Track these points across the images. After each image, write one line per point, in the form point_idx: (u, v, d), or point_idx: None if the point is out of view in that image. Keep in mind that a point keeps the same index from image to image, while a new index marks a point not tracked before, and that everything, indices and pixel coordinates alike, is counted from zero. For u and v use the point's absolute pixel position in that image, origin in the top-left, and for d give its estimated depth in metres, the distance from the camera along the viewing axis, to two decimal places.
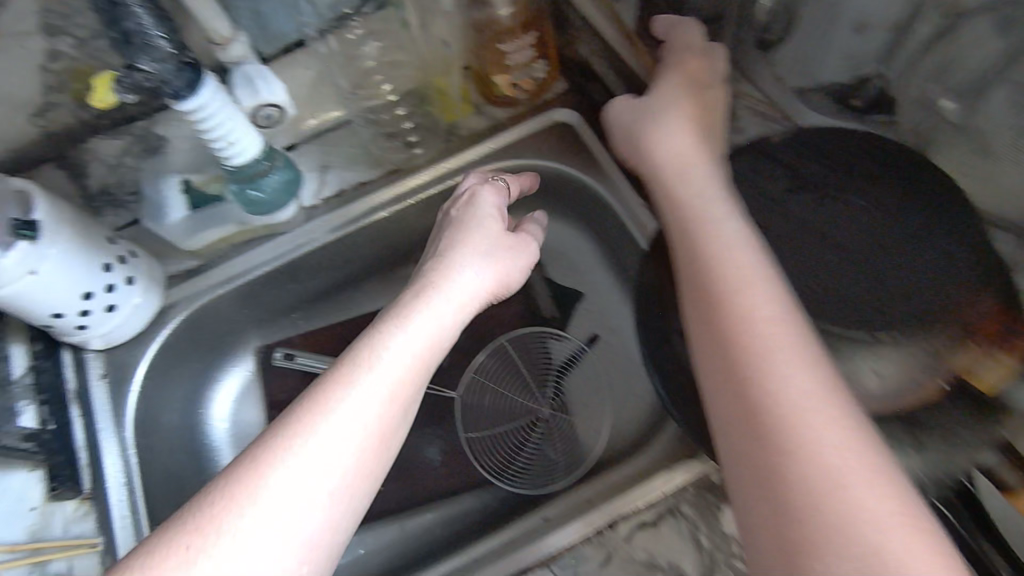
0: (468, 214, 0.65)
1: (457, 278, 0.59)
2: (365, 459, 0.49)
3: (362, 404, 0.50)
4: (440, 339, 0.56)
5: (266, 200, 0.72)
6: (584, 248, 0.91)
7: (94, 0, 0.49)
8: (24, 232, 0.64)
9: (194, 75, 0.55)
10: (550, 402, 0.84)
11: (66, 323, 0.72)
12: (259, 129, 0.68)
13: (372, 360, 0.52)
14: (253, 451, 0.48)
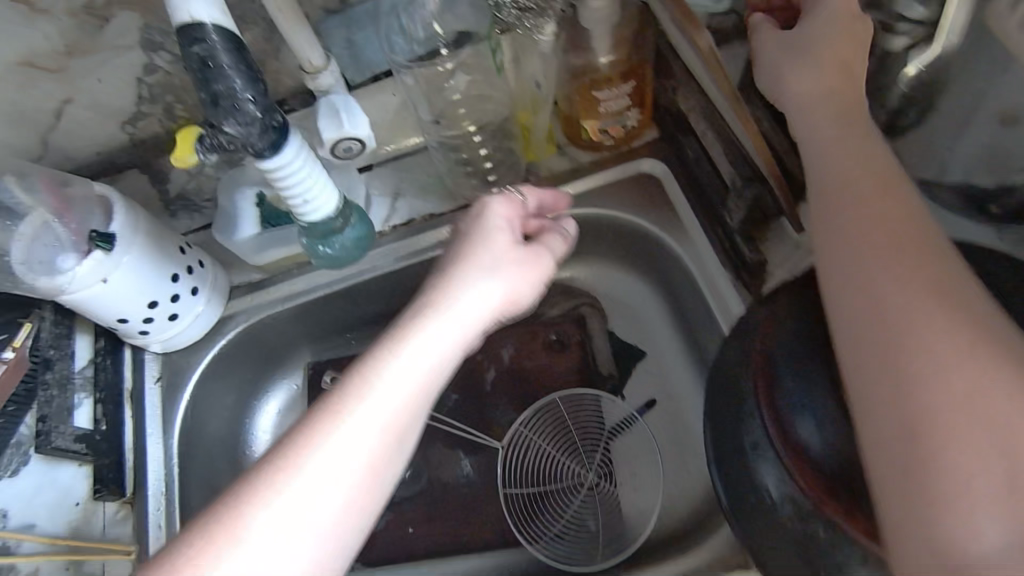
0: (479, 227, 0.59)
1: (459, 299, 0.55)
2: (356, 497, 0.48)
3: (349, 439, 0.49)
4: (442, 367, 0.53)
5: (335, 256, 0.69)
6: (654, 309, 0.85)
7: (187, 58, 0.46)
8: (99, 241, 0.65)
9: (277, 137, 0.53)
10: (597, 468, 0.79)
11: (130, 328, 0.73)
12: (338, 161, 0.66)
13: (364, 389, 0.50)
14: (244, 483, 0.48)
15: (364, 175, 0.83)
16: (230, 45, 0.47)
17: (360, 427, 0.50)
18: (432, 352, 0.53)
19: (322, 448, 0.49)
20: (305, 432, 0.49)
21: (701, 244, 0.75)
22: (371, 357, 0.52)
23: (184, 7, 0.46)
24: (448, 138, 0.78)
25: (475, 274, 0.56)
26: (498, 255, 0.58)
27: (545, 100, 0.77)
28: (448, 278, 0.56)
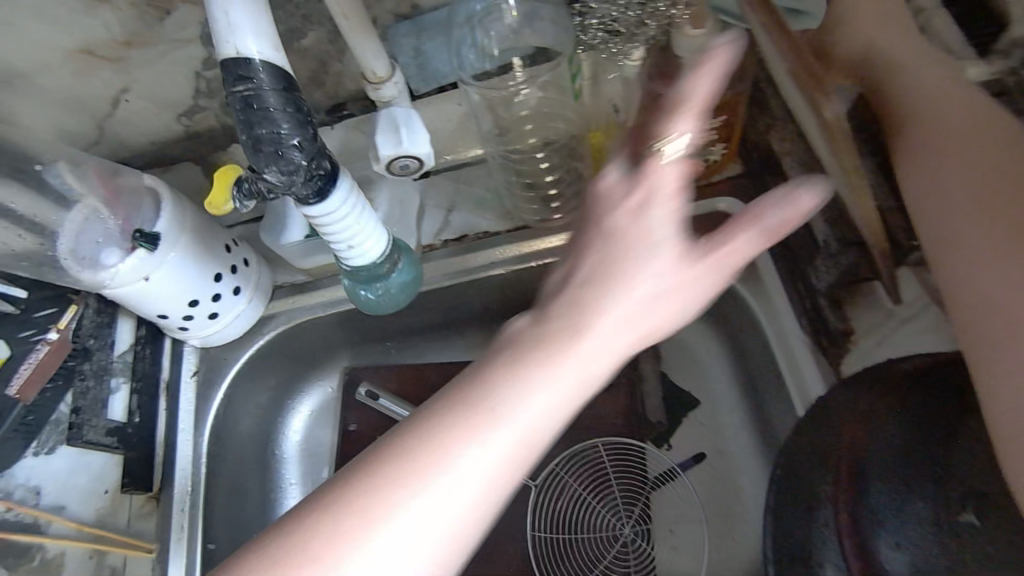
0: (619, 233, 0.41)
1: (602, 329, 0.40)
2: (430, 574, 0.37)
3: (439, 504, 0.37)
4: (562, 419, 0.39)
5: (377, 301, 0.65)
6: (715, 358, 0.79)
7: (230, 101, 0.42)
8: (143, 241, 0.63)
9: (324, 184, 0.50)
10: (634, 523, 0.73)
11: (170, 323, 0.72)
12: (393, 178, 0.61)
13: (463, 441, 0.38)
14: (295, 529, 0.37)
15: (420, 183, 0.78)
16: (280, 85, 0.43)
17: (433, 505, 0.37)
18: (539, 416, 0.38)
19: (377, 530, 0.36)
20: (356, 501, 0.37)
21: (780, 302, 0.68)
22: (455, 412, 0.38)
23: (230, 42, 0.42)
24: (510, 154, 0.72)
25: (606, 314, 0.40)
26: (644, 285, 0.40)
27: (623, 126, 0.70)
28: (568, 311, 0.40)
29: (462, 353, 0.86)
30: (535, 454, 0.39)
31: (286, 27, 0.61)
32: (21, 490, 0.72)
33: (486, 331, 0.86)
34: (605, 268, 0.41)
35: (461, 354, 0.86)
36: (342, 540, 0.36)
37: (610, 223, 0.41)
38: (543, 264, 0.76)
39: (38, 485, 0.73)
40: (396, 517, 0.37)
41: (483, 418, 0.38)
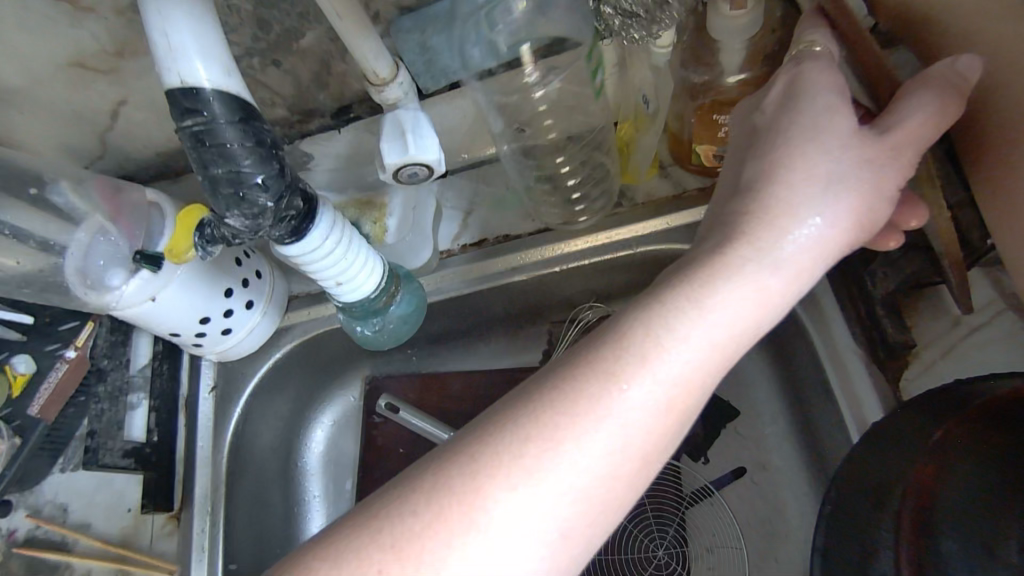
0: (766, 180, 0.38)
1: (795, 230, 0.37)
2: (607, 497, 0.34)
3: (626, 419, 0.34)
4: (751, 330, 0.36)
5: (377, 330, 0.65)
6: (758, 366, 0.72)
7: (180, 139, 0.39)
8: (145, 262, 0.60)
9: (298, 223, 0.47)
10: (668, 547, 0.68)
11: (183, 340, 0.70)
12: (402, 187, 0.57)
13: (648, 351, 0.34)
14: (466, 455, 0.34)
15: (436, 183, 0.74)
16: (235, 117, 0.39)
17: (575, 474, 0.33)
18: (690, 375, 0.35)
19: (533, 478, 0.33)
20: (487, 463, 0.33)
21: (830, 306, 0.61)
22: (598, 369, 0.34)
23: (173, 67, 0.38)
24: (524, 155, 0.67)
25: (762, 263, 0.36)
26: (801, 239, 0.37)
27: (655, 120, 0.63)
28: (720, 258, 0.36)
29: (486, 360, 0.82)
30: (684, 421, 0.35)
31: (283, 27, 0.56)
32: (49, 507, 0.73)
33: (512, 337, 0.81)
34: (757, 218, 0.37)
35: (486, 360, 0.82)
36: (478, 503, 0.33)
37: (762, 162, 0.39)
38: (567, 269, 0.70)
39: (65, 502, 0.73)
40: (538, 485, 0.33)
41: (632, 376, 0.34)
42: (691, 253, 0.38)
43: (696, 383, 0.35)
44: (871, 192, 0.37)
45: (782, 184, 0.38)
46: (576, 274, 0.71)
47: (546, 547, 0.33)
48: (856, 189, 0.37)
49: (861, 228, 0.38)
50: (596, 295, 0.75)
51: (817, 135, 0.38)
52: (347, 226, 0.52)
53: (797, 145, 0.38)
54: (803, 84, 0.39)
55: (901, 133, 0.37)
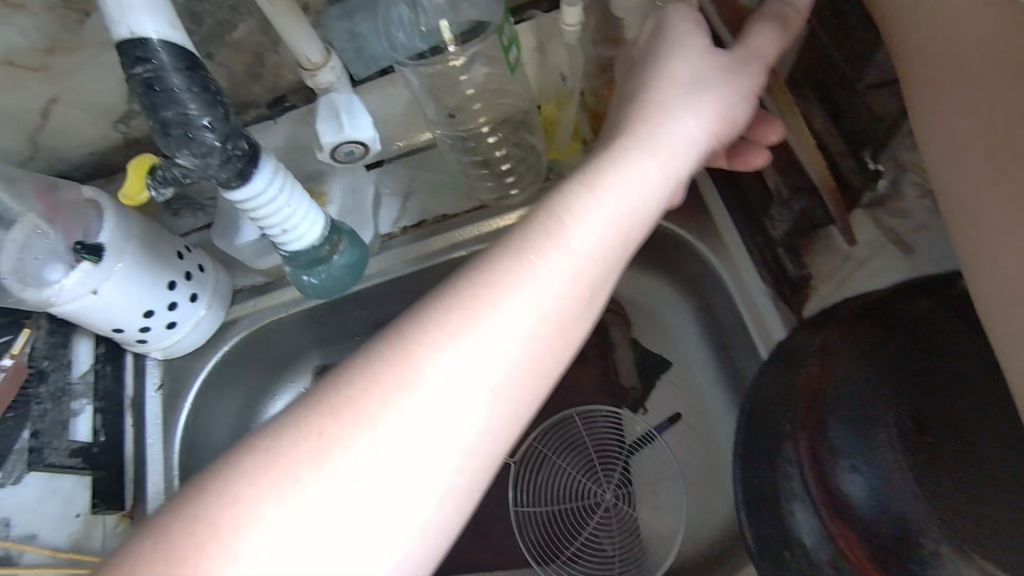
0: (643, 94, 0.43)
1: (669, 127, 0.42)
2: (532, 357, 0.36)
3: (543, 284, 0.36)
4: (645, 211, 0.40)
5: (320, 282, 0.64)
6: (686, 322, 0.78)
7: (129, 83, 0.40)
8: (86, 253, 0.61)
9: (245, 165, 0.48)
10: (615, 488, 0.74)
11: (127, 336, 0.70)
12: (339, 165, 0.60)
13: (557, 226, 0.38)
14: (400, 329, 0.35)
15: (373, 172, 0.76)
16: (182, 64, 0.41)
17: (501, 334, 0.35)
18: (597, 243, 0.38)
19: (462, 341, 0.34)
20: (414, 332, 0.35)
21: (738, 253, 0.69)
22: (512, 245, 0.37)
23: (123, 21, 0.39)
24: (462, 138, 0.71)
25: (646, 155, 0.41)
26: (677, 135, 0.42)
27: (572, 95, 0.69)
28: (609, 153, 0.41)
29: None
30: (596, 290, 0.38)
31: (216, 20, 0.58)
32: None
33: None
34: (636, 120, 0.42)
35: None
36: (409, 365, 0.34)
37: (637, 82, 0.45)
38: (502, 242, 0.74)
39: (8, 515, 0.66)
40: (464, 345, 0.34)
41: (543, 249, 0.37)
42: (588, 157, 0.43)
43: (604, 256, 0.38)
44: (729, 94, 0.44)
45: (656, 90, 0.43)
46: None
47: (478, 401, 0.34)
48: (713, 94, 0.43)
49: (726, 123, 0.44)
50: None
51: (677, 54, 0.44)
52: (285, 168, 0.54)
53: (663, 64, 0.44)
54: (666, 20, 0.46)
55: (746, 48, 0.45)
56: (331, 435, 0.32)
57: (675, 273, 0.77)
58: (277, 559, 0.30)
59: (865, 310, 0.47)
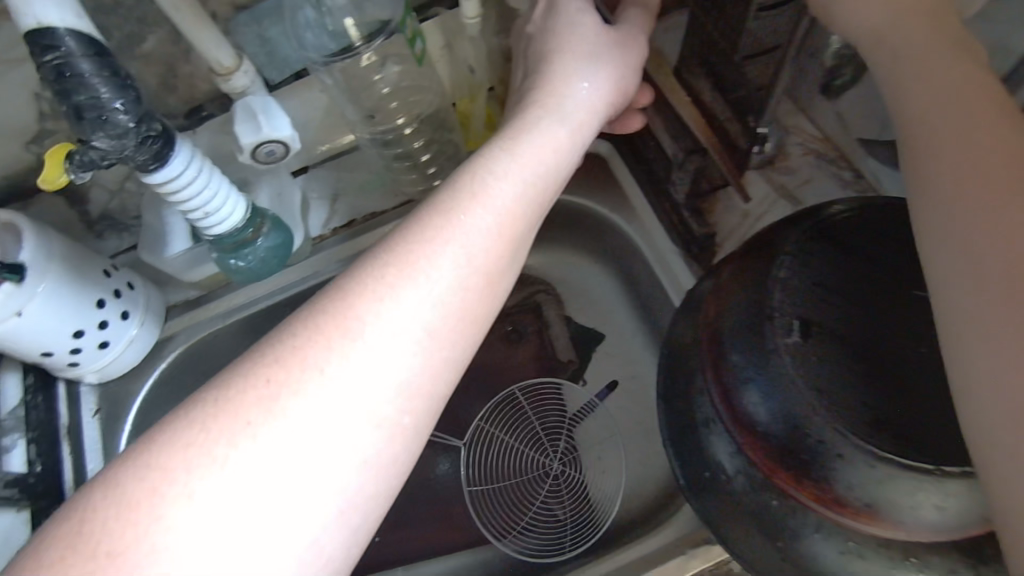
0: (545, 65, 0.48)
1: (570, 96, 0.47)
2: (464, 302, 0.39)
3: (469, 235, 0.40)
4: (555, 170, 0.45)
5: (249, 266, 0.70)
6: (613, 294, 0.83)
7: (38, 70, 0.40)
8: (6, 274, 0.60)
9: (162, 149, 0.49)
10: (561, 456, 0.78)
11: (57, 360, 0.69)
12: (261, 166, 0.62)
13: (479, 185, 0.41)
14: (338, 283, 0.38)
15: (298, 178, 0.78)
16: (91, 51, 0.41)
17: (434, 282, 0.38)
18: (514, 200, 0.42)
19: (400, 289, 0.37)
20: (353, 285, 0.37)
21: (650, 221, 0.75)
22: (437, 203, 0.41)
23: (29, 12, 0.39)
24: (381, 134, 0.73)
25: (550, 121, 0.46)
26: (578, 101, 0.47)
27: (481, 87, 0.73)
28: (519, 122, 0.45)
29: None
30: (515, 244, 0.42)
31: (124, 33, 0.58)
32: None
33: None
34: (542, 89, 0.47)
35: None
36: (350, 314, 0.36)
37: (538, 57, 0.49)
38: None
39: None
40: (401, 295, 0.37)
41: (470, 206, 0.40)
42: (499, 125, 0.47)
43: (521, 211, 0.43)
44: (622, 65, 0.49)
45: (559, 63, 0.48)
46: None
47: (415, 343, 0.37)
48: (610, 64, 0.49)
49: (619, 90, 0.50)
50: None
51: (575, 27, 0.49)
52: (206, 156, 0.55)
53: (561, 38, 0.49)
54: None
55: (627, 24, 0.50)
56: (280, 379, 0.34)
57: (597, 249, 0.83)
58: (227, 496, 0.32)
59: (750, 247, 0.50)
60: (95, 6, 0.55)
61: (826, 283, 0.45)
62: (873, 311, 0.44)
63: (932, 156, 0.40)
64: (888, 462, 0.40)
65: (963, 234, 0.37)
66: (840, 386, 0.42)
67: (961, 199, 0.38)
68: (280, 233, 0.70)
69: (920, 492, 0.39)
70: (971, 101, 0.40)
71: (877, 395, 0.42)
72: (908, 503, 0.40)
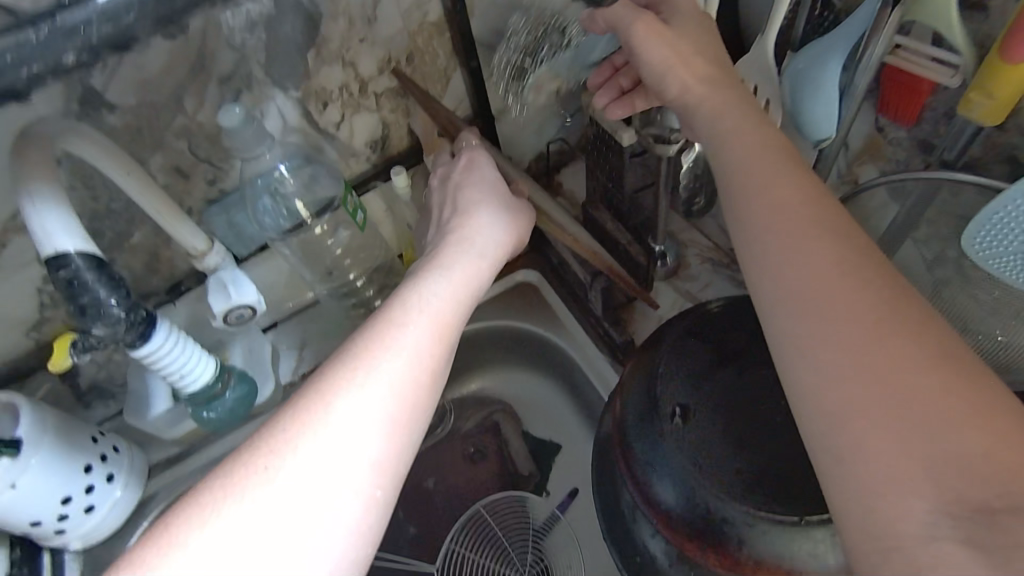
0: (466, 197, 0.58)
1: (490, 223, 0.56)
2: (415, 388, 0.45)
3: (415, 336, 0.47)
4: (482, 279, 0.53)
5: (219, 415, 0.78)
6: (562, 405, 0.91)
7: (50, 283, 0.48)
8: (3, 449, 0.67)
9: (146, 329, 0.58)
10: (529, 568, 0.82)
11: (44, 529, 0.73)
12: (231, 327, 0.72)
13: (421, 295, 0.49)
14: (311, 383, 0.44)
15: (268, 334, 0.87)
16: (94, 264, 0.50)
17: (391, 373, 0.45)
18: (451, 308, 0.50)
19: (363, 380, 0.44)
20: (327, 382, 0.43)
21: (580, 336, 0.86)
22: (388, 310, 0.48)
23: (48, 243, 0.48)
24: (336, 288, 0.84)
25: (476, 243, 0.55)
26: (498, 224, 0.57)
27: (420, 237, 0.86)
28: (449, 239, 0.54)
29: None
30: (454, 343, 0.50)
31: (114, 232, 0.70)
32: None
33: None
34: (466, 214, 0.56)
35: None
36: (325, 406, 0.43)
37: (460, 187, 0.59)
38: None
39: None
40: (365, 386, 0.43)
41: (416, 311, 0.48)
42: (432, 243, 0.56)
43: (457, 313, 0.50)
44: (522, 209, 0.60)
45: (483, 197, 0.58)
46: None
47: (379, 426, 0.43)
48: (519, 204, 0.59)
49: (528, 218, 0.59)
50: None
51: (487, 170, 0.60)
52: (178, 331, 0.63)
53: (479, 175, 0.60)
54: (475, 152, 0.62)
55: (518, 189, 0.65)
56: (270, 463, 0.41)
57: (541, 365, 0.92)
58: (241, 551, 0.38)
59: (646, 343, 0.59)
60: (91, 215, 0.66)
61: (695, 373, 0.54)
62: (741, 391, 0.53)
63: (754, 195, 0.43)
64: (764, 519, 0.47)
65: (777, 265, 0.40)
66: (722, 459, 0.50)
67: (775, 233, 0.41)
68: (244, 383, 0.79)
69: (795, 546, 0.46)
70: (762, 151, 0.44)
71: (750, 465, 0.49)
72: (791, 557, 0.46)
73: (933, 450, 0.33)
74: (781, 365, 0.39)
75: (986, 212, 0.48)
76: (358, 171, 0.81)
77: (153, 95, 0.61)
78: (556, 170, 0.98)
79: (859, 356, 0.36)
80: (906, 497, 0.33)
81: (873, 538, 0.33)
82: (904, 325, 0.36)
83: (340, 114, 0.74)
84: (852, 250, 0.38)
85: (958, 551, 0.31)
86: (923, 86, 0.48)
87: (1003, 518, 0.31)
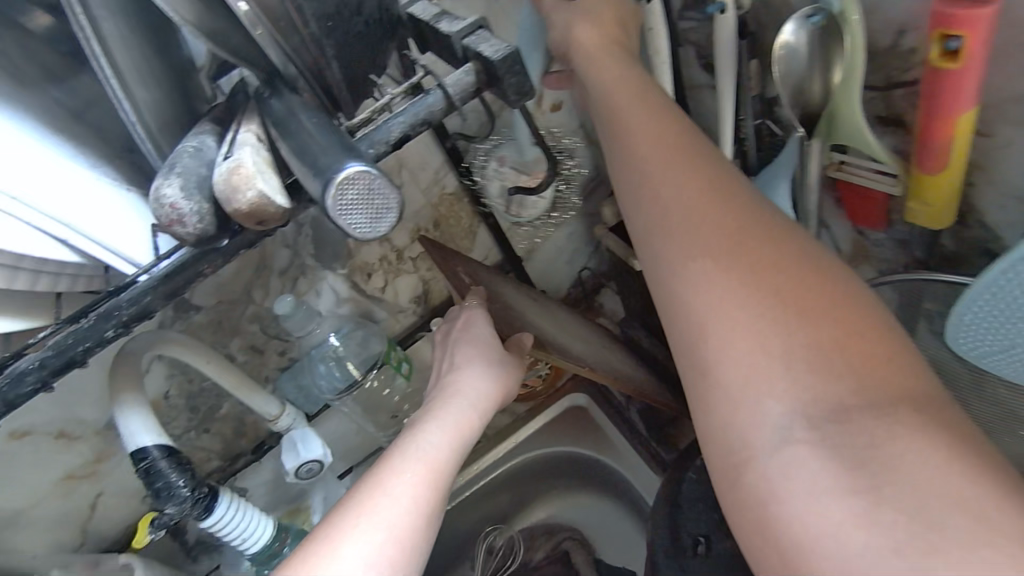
0: (459, 347, 0.63)
1: (477, 376, 0.60)
2: (405, 533, 0.48)
3: (405, 485, 0.50)
4: (470, 430, 0.57)
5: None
6: (630, 528, 0.91)
7: (132, 473, 0.56)
8: None
9: (209, 501, 0.61)
10: None
11: None
12: (302, 481, 0.78)
13: (411, 446, 0.53)
14: (321, 531, 0.48)
15: (346, 477, 0.95)
16: (167, 453, 0.57)
17: (385, 519, 0.48)
18: (440, 459, 0.53)
19: (360, 527, 0.47)
20: (332, 532, 0.47)
21: (634, 458, 0.89)
22: (385, 461, 0.52)
23: (133, 441, 0.57)
24: (394, 433, 0.94)
25: (465, 395, 0.58)
26: (487, 374, 0.60)
27: None
28: (441, 391, 0.59)
29: None
30: (444, 491, 0.52)
31: (208, 404, 0.80)
32: None
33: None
34: (457, 366, 0.61)
35: None
36: (329, 553, 0.46)
37: (456, 338, 0.64)
38: (456, 502, 0.90)
39: None
40: (362, 532, 0.47)
41: (407, 460, 0.52)
42: (430, 391, 0.61)
43: (447, 460, 0.54)
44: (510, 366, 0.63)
45: (472, 350, 0.62)
46: (468, 502, 0.91)
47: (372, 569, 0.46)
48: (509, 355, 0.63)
49: (513, 370, 0.63)
50: (493, 519, 0.93)
51: (478, 321, 0.64)
52: (241, 496, 0.67)
53: (472, 324, 0.64)
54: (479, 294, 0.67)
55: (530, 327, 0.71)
56: None
57: (603, 487, 0.93)
58: None
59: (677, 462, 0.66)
60: (190, 392, 0.78)
61: (710, 504, 0.63)
62: None
63: (631, 137, 0.45)
64: None
65: (654, 193, 0.42)
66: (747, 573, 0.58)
67: (650, 166, 0.43)
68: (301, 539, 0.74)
69: None
70: (647, 101, 0.46)
71: None
72: None
73: (792, 349, 0.35)
74: (656, 283, 0.41)
75: (954, 318, 0.45)
76: (407, 324, 0.89)
77: (228, 290, 0.74)
78: (594, 293, 1.00)
79: (726, 266, 0.38)
80: (766, 398, 0.35)
81: (730, 449, 0.36)
82: (770, 238, 0.39)
83: (383, 279, 0.84)
84: (724, 178, 0.41)
85: (812, 460, 0.33)
86: (875, 195, 0.52)
87: (857, 414, 0.33)
